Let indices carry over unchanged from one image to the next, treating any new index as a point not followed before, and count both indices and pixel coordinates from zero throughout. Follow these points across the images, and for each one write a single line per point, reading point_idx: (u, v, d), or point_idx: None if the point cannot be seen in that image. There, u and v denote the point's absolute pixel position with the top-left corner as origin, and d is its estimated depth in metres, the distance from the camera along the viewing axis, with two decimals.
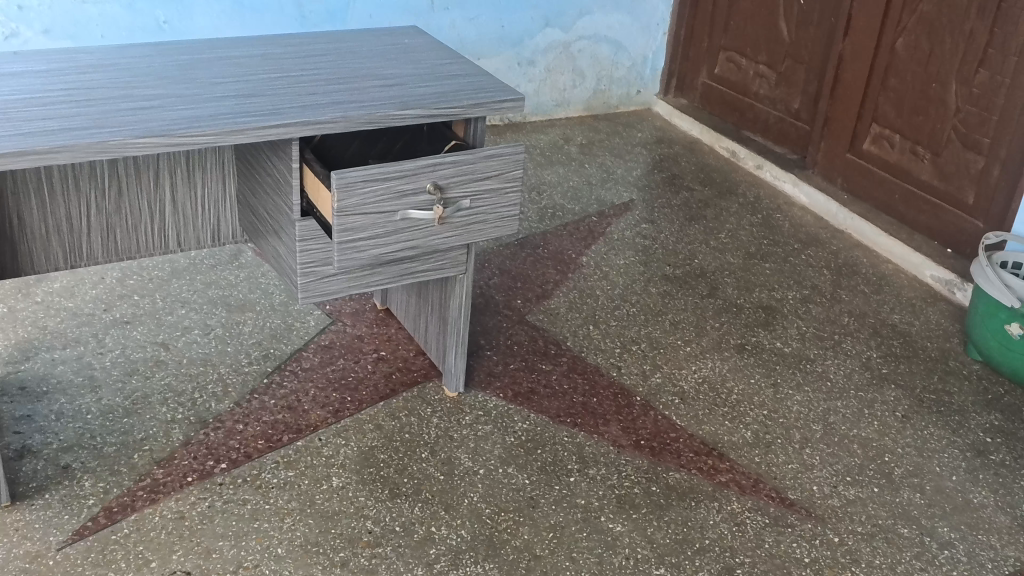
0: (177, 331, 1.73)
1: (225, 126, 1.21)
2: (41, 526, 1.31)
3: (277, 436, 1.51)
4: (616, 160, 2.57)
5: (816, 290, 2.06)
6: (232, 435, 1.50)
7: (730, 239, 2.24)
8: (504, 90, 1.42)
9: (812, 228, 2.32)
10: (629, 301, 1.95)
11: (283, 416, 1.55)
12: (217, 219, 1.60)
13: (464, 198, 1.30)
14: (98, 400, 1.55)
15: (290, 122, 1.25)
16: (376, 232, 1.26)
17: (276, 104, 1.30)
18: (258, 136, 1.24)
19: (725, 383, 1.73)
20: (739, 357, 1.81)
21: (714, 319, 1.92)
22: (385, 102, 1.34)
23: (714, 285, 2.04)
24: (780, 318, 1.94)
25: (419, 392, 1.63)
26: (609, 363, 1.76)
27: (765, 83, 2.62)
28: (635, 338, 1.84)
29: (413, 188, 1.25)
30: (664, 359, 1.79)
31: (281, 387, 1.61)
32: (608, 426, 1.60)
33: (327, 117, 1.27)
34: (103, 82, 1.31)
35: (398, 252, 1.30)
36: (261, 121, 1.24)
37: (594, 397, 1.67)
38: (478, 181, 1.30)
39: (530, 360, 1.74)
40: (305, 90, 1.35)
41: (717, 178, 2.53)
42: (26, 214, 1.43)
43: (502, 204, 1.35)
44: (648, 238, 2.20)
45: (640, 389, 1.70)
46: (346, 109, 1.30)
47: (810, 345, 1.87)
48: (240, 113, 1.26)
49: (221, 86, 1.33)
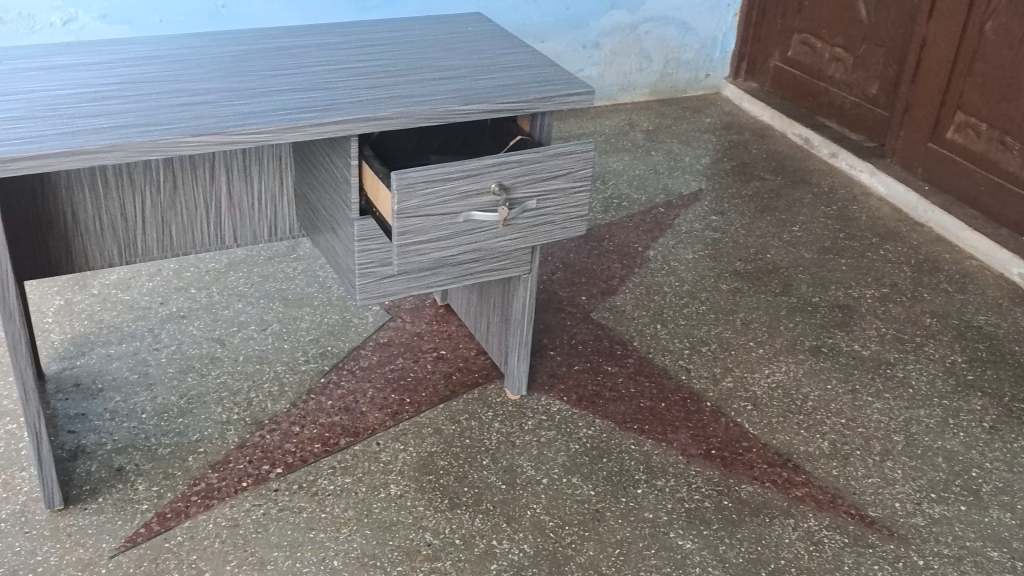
0: (233, 326, 1.69)
1: (281, 123, 1.16)
2: (93, 532, 1.28)
3: (333, 439, 1.46)
4: (683, 147, 2.48)
5: (895, 288, 1.96)
6: (288, 437, 1.46)
7: (803, 232, 2.14)
8: (572, 82, 1.34)
9: (890, 221, 2.21)
10: (697, 299, 1.87)
11: (340, 418, 1.51)
12: (274, 214, 1.55)
13: (530, 199, 1.24)
14: (153, 398, 1.51)
15: (349, 118, 1.19)
16: (438, 234, 1.20)
17: (334, 99, 1.24)
18: (315, 134, 1.18)
19: (799, 389, 1.65)
20: (815, 361, 1.73)
21: (788, 318, 1.83)
22: (447, 96, 1.27)
23: (787, 282, 1.95)
24: (858, 319, 1.85)
25: (480, 395, 1.58)
26: (677, 366, 1.68)
27: (841, 67, 2.51)
28: (704, 339, 1.76)
29: (477, 188, 1.19)
30: (735, 361, 1.71)
31: (338, 387, 1.57)
32: (676, 434, 1.53)
33: (387, 113, 1.21)
34: (157, 75, 1.27)
35: (460, 254, 1.24)
36: (318, 117, 1.19)
37: (661, 402, 1.59)
38: (545, 180, 1.23)
39: (594, 361, 1.67)
40: (365, 83, 1.29)
41: (789, 167, 2.43)
42: (80, 210, 1.40)
43: (570, 205, 1.28)
44: (717, 230, 2.11)
45: (710, 394, 1.62)
46: (407, 103, 1.24)
47: (890, 348, 1.77)
48: (296, 108, 1.20)
49: (278, 80, 1.28)
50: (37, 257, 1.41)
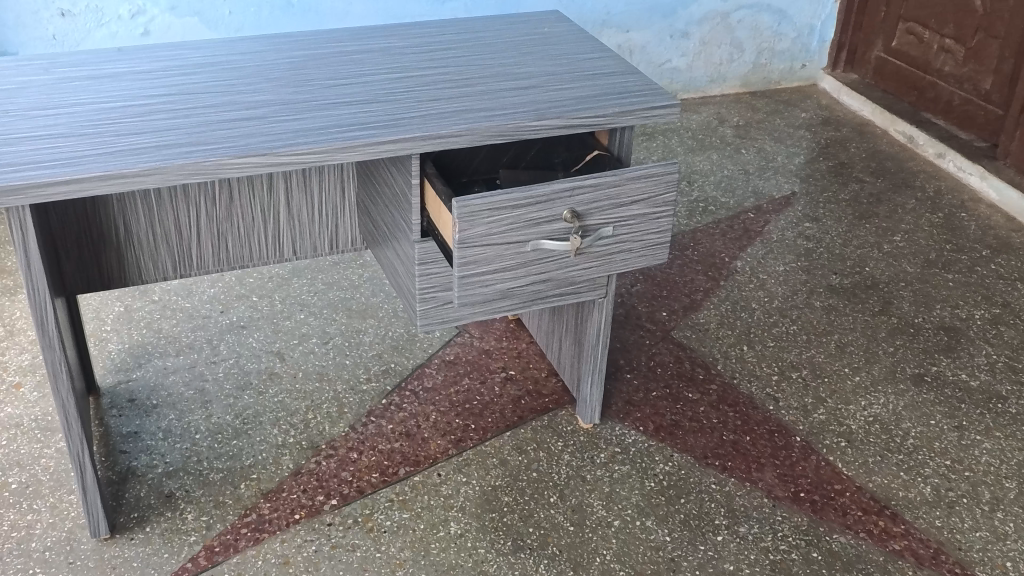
0: (294, 338, 1.62)
1: (334, 142, 1.07)
2: (139, 565, 1.22)
3: (392, 469, 1.38)
4: (775, 145, 2.33)
5: (1008, 308, 1.79)
6: (345, 465, 1.38)
7: (906, 242, 1.98)
8: (655, 93, 1.22)
9: (1002, 230, 2.03)
10: (788, 317, 1.74)
11: (400, 444, 1.42)
12: (335, 226, 1.47)
13: (606, 226, 1.12)
14: (207, 417, 1.45)
15: (408, 136, 1.09)
16: (504, 264, 1.10)
17: (394, 113, 1.14)
18: (372, 153, 1.09)
19: (899, 424, 1.51)
20: (917, 391, 1.58)
21: (887, 341, 1.69)
22: (517, 109, 1.16)
23: (887, 300, 1.80)
24: (965, 344, 1.69)
25: (550, 422, 1.48)
26: (764, 394, 1.56)
27: (952, 59, 2.32)
28: (795, 364, 1.63)
29: (547, 215, 1.08)
30: (829, 390, 1.57)
31: (400, 410, 1.48)
32: (762, 473, 1.41)
33: (450, 130, 1.11)
34: (208, 86, 1.19)
35: (528, 285, 1.13)
36: (375, 135, 1.09)
37: (746, 436, 1.47)
38: (622, 206, 1.12)
39: (674, 386, 1.56)
40: (428, 94, 1.19)
41: (891, 167, 2.26)
42: (133, 221, 1.33)
43: (651, 230, 1.16)
44: (811, 239, 1.97)
45: (800, 428, 1.50)
46: (472, 118, 1.14)
47: (1001, 379, 1.62)
48: (352, 125, 1.11)
49: (335, 91, 1.19)
50: (90, 271, 1.35)
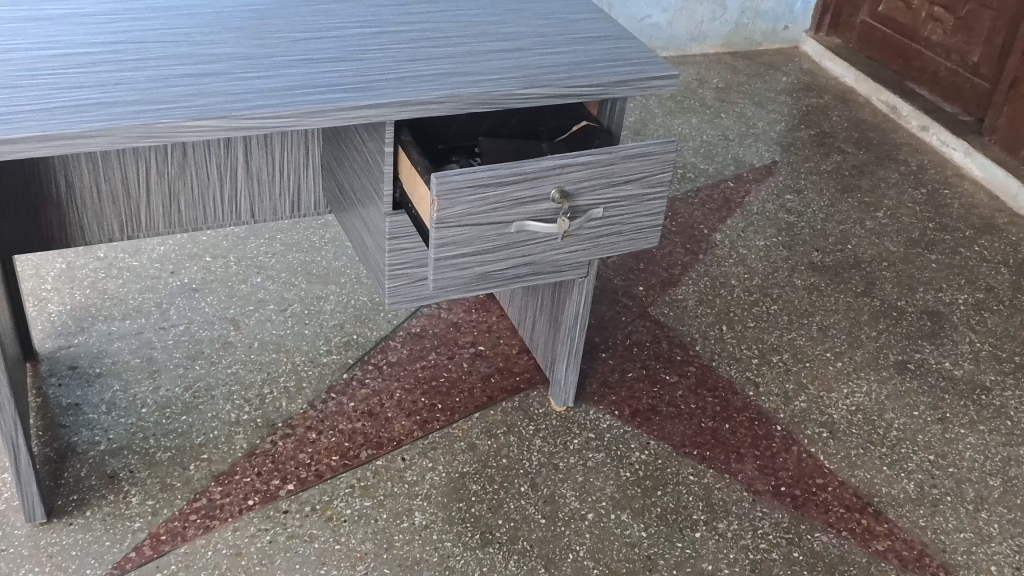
0: (250, 305, 1.52)
1: (303, 106, 0.96)
2: (78, 554, 1.13)
3: (353, 452, 1.30)
4: (756, 110, 2.25)
5: (992, 294, 1.74)
6: (302, 446, 1.30)
7: (889, 219, 1.92)
8: (652, 63, 1.13)
9: (986, 210, 1.98)
10: (769, 296, 1.67)
11: (362, 424, 1.34)
12: (298, 188, 1.37)
13: (596, 207, 1.03)
14: (155, 389, 1.35)
15: (385, 101, 0.99)
16: (484, 246, 1.00)
17: (369, 74, 1.04)
18: (344, 118, 0.98)
19: (882, 415, 1.46)
20: (900, 380, 1.53)
21: (870, 325, 1.63)
22: (503, 75, 1.06)
23: (869, 280, 1.74)
24: (949, 330, 1.64)
25: (521, 403, 1.40)
26: (744, 379, 1.49)
27: (940, 28, 2.24)
28: (776, 347, 1.56)
29: (533, 193, 0.99)
30: (811, 376, 1.51)
31: (362, 386, 1.40)
32: (742, 464, 1.35)
33: (431, 96, 1.01)
34: (162, 35, 1.07)
35: (510, 269, 1.04)
36: (348, 99, 0.99)
37: (725, 424, 1.41)
38: (615, 186, 1.03)
39: (651, 368, 1.49)
40: (406, 54, 1.09)
41: (874, 138, 2.19)
42: (76, 176, 1.22)
43: (643, 213, 1.07)
44: (793, 212, 1.90)
45: (781, 416, 1.44)
46: (455, 83, 1.03)
47: (985, 369, 1.57)
48: (323, 86, 1.01)
49: (302, 46, 1.08)
50: (27, 230, 1.23)
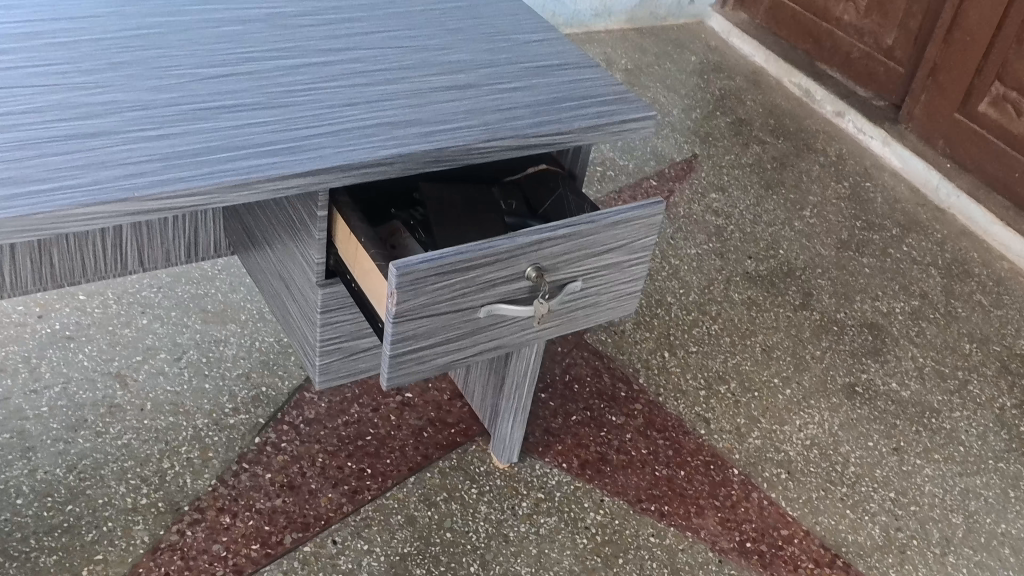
0: (137, 355, 1.31)
1: (223, 177, 0.77)
2: None
3: (276, 537, 1.13)
4: (669, 95, 2.13)
5: (927, 300, 1.68)
6: (215, 535, 1.12)
7: (816, 218, 1.84)
8: (620, 100, 0.99)
9: (909, 205, 1.93)
10: (707, 315, 1.57)
11: (283, 500, 1.17)
12: (194, 230, 1.17)
13: (574, 281, 0.88)
14: (31, 473, 1.14)
15: (323, 165, 0.81)
16: (447, 336, 0.84)
17: (298, 127, 0.85)
18: (275, 189, 0.80)
19: (838, 448, 1.38)
20: (851, 406, 1.45)
21: (814, 344, 1.55)
22: (457, 122, 0.90)
23: (806, 291, 1.66)
24: (891, 345, 1.58)
25: (458, 462, 1.26)
26: (693, 415, 1.39)
27: (852, 8, 2.15)
28: (721, 376, 1.46)
29: (507, 273, 0.83)
30: (761, 408, 1.42)
31: (279, 452, 1.22)
32: (703, 519, 1.25)
33: (378, 155, 0.83)
34: (29, 75, 0.85)
35: (475, 355, 0.88)
36: (277, 163, 0.80)
37: (680, 471, 1.31)
38: (595, 256, 0.88)
39: (595, 409, 1.37)
40: (337, 95, 0.91)
41: (790, 126, 2.11)
42: None
43: (622, 281, 0.93)
44: (720, 214, 1.80)
45: (736, 458, 1.34)
46: (404, 137, 0.86)
47: (932, 389, 1.51)
48: (242, 146, 0.81)
49: (207, 87, 0.88)
50: None
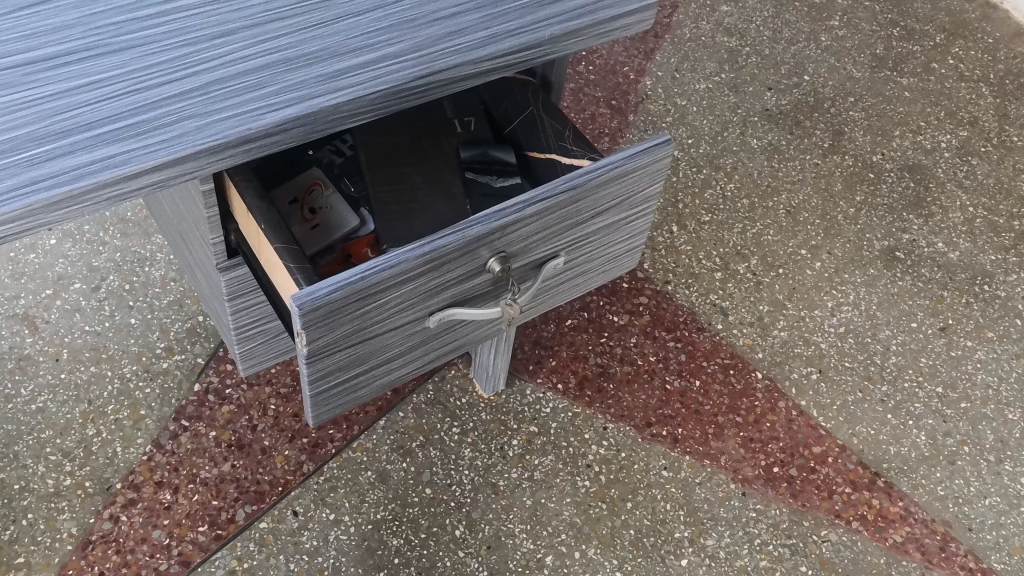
0: (46, 288, 1.10)
1: (33, 193, 0.53)
2: None
3: (226, 514, 0.97)
4: None
5: (978, 129, 1.44)
6: (155, 518, 0.96)
7: (846, 29, 1.56)
8: None
9: (954, 2, 1.63)
10: (720, 170, 1.33)
11: (232, 464, 1.00)
12: None
13: (554, 258, 0.66)
14: None
15: (183, 152, 0.56)
16: (386, 355, 0.63)
17: (147, 81, 0.59)
18: (117, 195, 0.55)
19: (876, 334, 1.19)
20: (891, 278, 1.25)
21: (846, 199, 1.32)
22: (379, 49, 0.63)
23: (836, 127, 1.41)
24: (936, 192, 1.35)
25: (436, 395, 1.08)
26: (708, 306, 1.19)
27: None
28: (740, 251, 1.25)
29: (460, 272, 0.61)
30: (787, 290, 1.22)
31: (223, 402, 1.04)
32: (722, 442, 1.08)
33: (264, 122, 0.58)
34: None
35: (428, 362, 0.67)
36: (113, 157, 0.55)
37: (694, 382, 1.12)
38: (581, 224, 0.65)
39: (594, 309, 1.17)
40: (208, 17, 0.63)
41: None
42: None
43: (617, 241, 0.70)
44: (733, 34, 1.52)
45: (758, 358, 1.15)
46: (303, 83, 0.60)
47: (984, 246, 1.30)
48: (63, 128, 0.56)
49: (17, 22, 0.61)
50: None
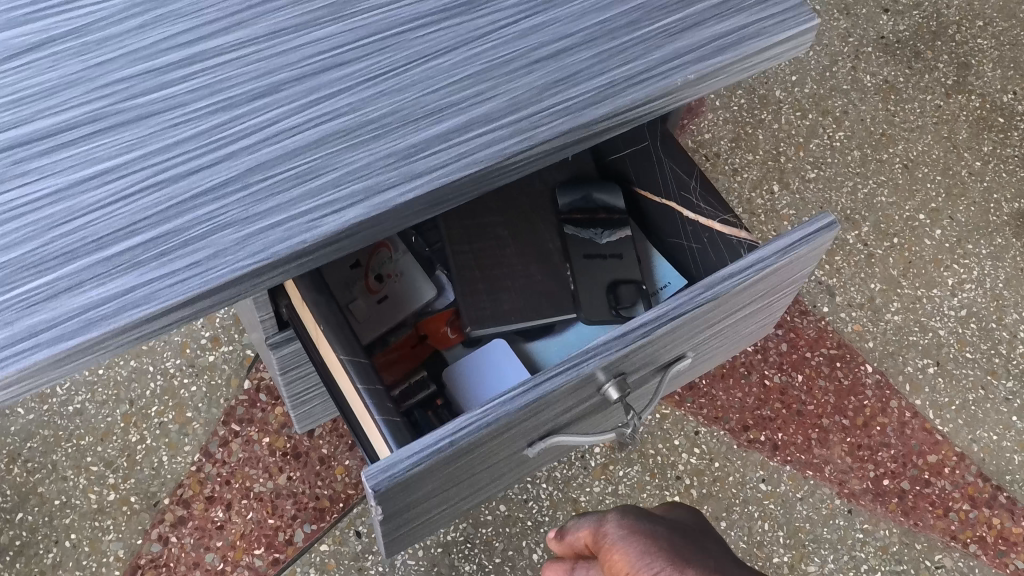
0: None
1: (32, 352, 0.41)
2: None
3: (283, 535, 0.89)
4: None
5: None
6: (207, 539, 0.88)
7: None
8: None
9: None
10: (828, 114, 1.16)
11: (287, 477, 0.92)
12: None
13: (678, 363, 0.54)
14: None
15: (220, 280, 0.43)
16: (474, 483, 0.53)
17: (171, 170, 0.46)
18: (138, 335, 0.43)
19: (1002, 319, 1.06)
20: (1020, 250, 1.11)
21: (971, 150, 1.16)
22: (465, 108, 0.49)
23: (961, 58, 1.23)
24: None
25: None
26: (814, 284, 1.06)
27: None
28: (850, 215, 1.10)
29: (566, 404, 0.50)
30: (903, 264, 1.08)
31: (277, 404, 0.95)
32: (827, 450, 0.98)
33: (321, 232, 0.45)
34: None
35: (521, 470, 0.58)
36: (132, 291, 0.42)
37: (796, 377, 1.01)
38: (713, 325, 0.53)
39: None
40: (245, 64, 0.49)
41: None
42: None
43: (753, 322, 0.58)
44: None
45: (868, 349, 1.03)
46: (369, 167, 0.47)
47: None
48: (66, 247, 0.43)
49: (4, 81, 0.48)
50: None
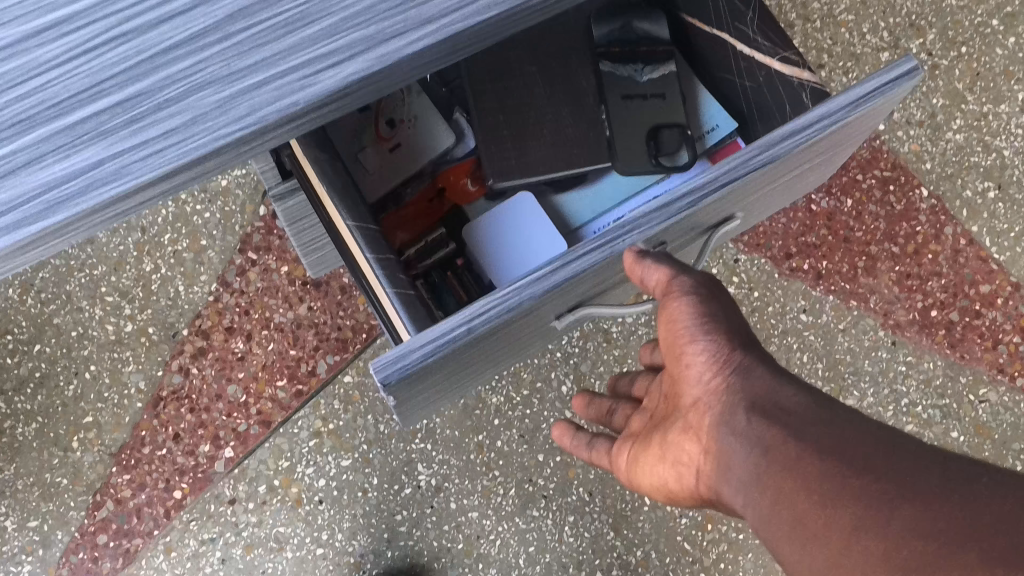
0: None
1: None
2: None
3: (307, 367, 0.87)
4: None
5: None
6: (229, 371, 0.87)
7: None
8: None
9: None
10: None
11: (309, 307, 0.88)
12: None
13: (728, 223, 0.50)
14: None
15: (201, 153, 0.34)
16: (495, 349, 0.50)
17: (136, 13, 0.35)
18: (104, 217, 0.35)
19: None
20: None
21: None
22: None
23: None
24: None
25: None
26: None
27: None
28: (916, 20, 0.99)
29: (594, 277, 0.46)
30: (969, 76, 0.98)
31: None
32: (874, 279, 0.92)
33: (318, 94, 0.35)
34: None
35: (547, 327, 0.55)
36: (98, 167, 0.33)
37: (846, 201, 0.94)
38: (769, 182, 0.48)
39: None
40: None
41: None
42: None
43: (811, 168, 0.53)
44: None
45: (925, 171, 0.95)
46: (371, 10, 0.36)
47: None
48: (13, 117, 0.34)
49: None
50: None
